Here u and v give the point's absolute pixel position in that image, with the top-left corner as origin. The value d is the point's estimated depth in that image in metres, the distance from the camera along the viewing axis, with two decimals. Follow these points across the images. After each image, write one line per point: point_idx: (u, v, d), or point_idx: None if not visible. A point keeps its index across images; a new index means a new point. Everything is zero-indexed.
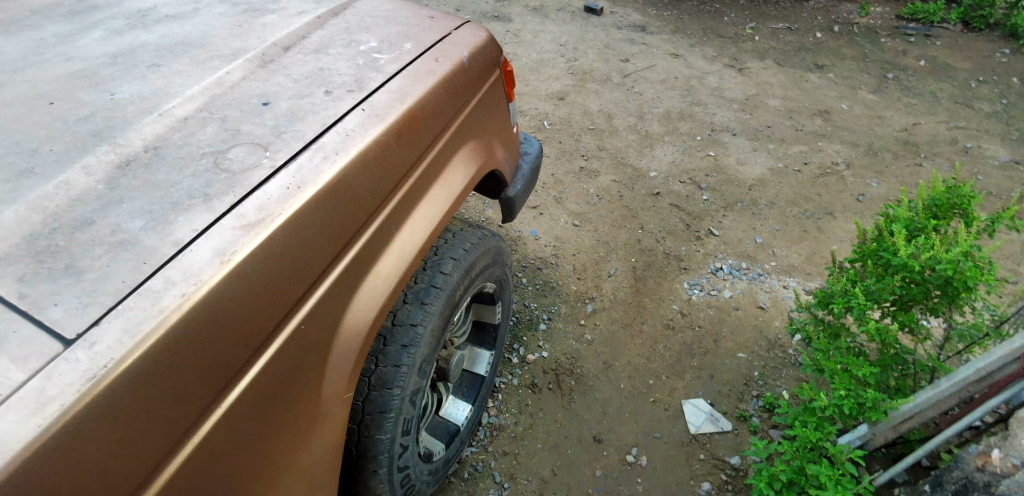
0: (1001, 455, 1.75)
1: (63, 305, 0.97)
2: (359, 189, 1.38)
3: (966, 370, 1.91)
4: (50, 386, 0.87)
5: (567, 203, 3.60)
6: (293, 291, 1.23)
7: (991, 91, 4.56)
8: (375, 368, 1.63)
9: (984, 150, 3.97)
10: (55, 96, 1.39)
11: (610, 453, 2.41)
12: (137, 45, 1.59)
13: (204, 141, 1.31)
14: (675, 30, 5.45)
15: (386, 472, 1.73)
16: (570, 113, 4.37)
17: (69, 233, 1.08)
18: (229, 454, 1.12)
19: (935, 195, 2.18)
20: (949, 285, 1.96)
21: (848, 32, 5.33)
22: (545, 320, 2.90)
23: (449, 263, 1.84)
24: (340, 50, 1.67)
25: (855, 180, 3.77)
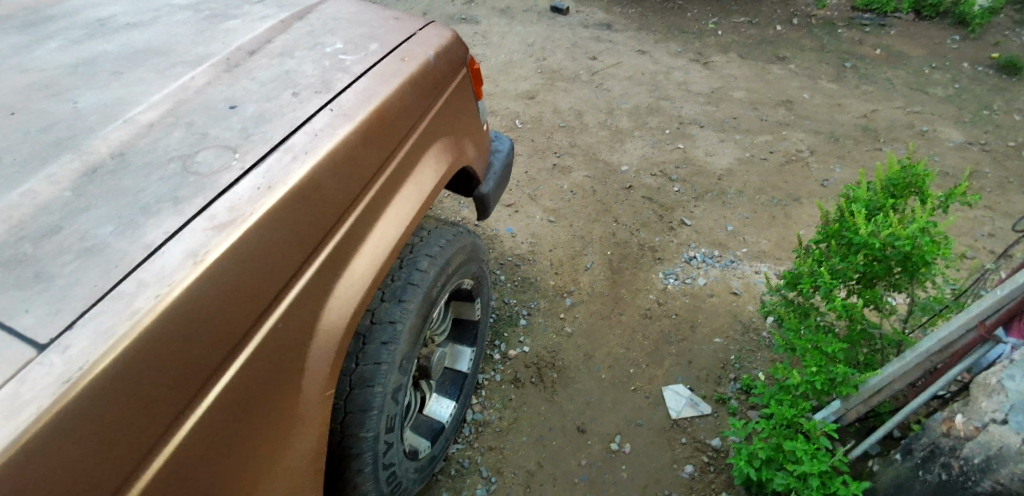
0: (964, 419, 1.78)
1: (35, 312, 0.97)
2: (329, 188, 1.40)
3: (928, 341, 1.98)
4: (23, 391, 0.88)
5: (541, 200, 3.64)
6: (268, 289, 1.23)
7: (944, 76, 4.72)
8: (356, 367, 1.65)
9: (939, 133, 4.11)
10: (15, 107, 1.38)
11: (594, 442, 2.45)
12: (98, 54, 1.58)
13: (171, 146, 1.31)
14: (640, 27, 5.54)
15: (372, 469, 1.74)
16: (541, 111, 4.42)
17: (37, 241, 1.08)
18: (214, 454, 1.12)
19: (892, 175, 2.25)
20: (909, 261, 2.03)
21: (806, 24, 5.48)
22: (525, 315, 2.93)
23: (424, 260, 1.85)
24: (305, 53, 1.68)
25: (819, 166, 3.88)
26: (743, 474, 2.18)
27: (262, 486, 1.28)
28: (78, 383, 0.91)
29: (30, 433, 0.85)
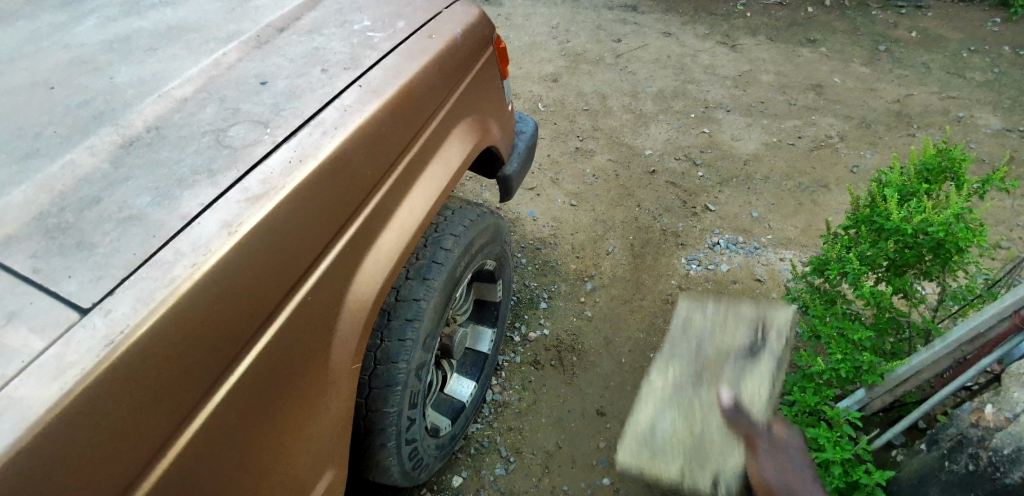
0: (994, 409, 1.77)
1: (78, 278, 1.00)
2: (358, 163, 1.41)
3: (958, 330, 1.94)
4: (69, 352, 0.91)
5: (563, 184, 3.62)
6: (297, 264, 1.25)
7: (983, 60, 4.57)
8: (380, 343, 1.67)
9: (976, 119, 3.99)
10: (54, 82, 1.41)
11: (613, 425, 2.46)
12: (132, 32, 1.60)
13: (204, 121, 1.33)
14: (666, 9, 5.44)
15: (394, 444, 1.77)
16: (564, 94, 4.38)
17: (78, 211, 1.11)
18: (239, 430, 1.14)
19: (927, 160, 2.19)
20: (942, 247, 1.99)
21: (840, 5, 5.32)
22: (545, 298, 2.93)
23: (449, 239, 1.86)
24: (334, 30, 1.67)
25: (849, 152, 3.80)
26: None
27: (279, 470, 1.28)
28: (109, 356, 0.92)
29: (70, 399, 0.87)
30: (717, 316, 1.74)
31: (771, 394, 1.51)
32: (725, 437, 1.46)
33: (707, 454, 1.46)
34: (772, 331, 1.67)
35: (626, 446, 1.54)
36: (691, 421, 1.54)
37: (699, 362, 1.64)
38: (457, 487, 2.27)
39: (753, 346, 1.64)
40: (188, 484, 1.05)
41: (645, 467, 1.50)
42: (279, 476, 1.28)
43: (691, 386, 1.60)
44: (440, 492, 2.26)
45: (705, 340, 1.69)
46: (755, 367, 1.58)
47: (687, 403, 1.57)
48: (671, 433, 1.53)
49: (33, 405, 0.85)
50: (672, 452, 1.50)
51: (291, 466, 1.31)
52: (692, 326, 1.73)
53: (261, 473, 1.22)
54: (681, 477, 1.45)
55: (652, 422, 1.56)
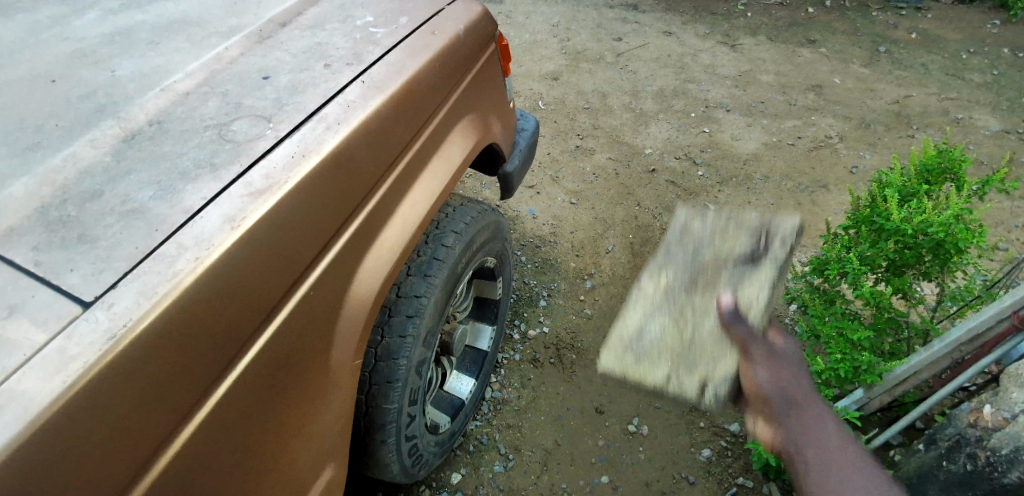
0: (993, 410, 1.76)
1: (80, 271, 1.00)
2: (361, 159, 1.40)
3: (957, 331, 1.94)
4: (71, 346, 0.90)
5: (563, 182, 3.62)
6: (299, 260, 1.25)
7: (982, 62, 4.57)
8: (381, 339, 1.67)
9: (975, 120, 4.00)
10: (55, 75, 1.40)
11: (612, 423, 2.46)
12: (133, 25, 1.59)
13: (207, 115, 1.32)
14: (667, 8, 5.44)
15: (394, 441, 1.77)
16: (565, 93, 4.38)
17: (80, 204, 1.10)
18: (240, 426, 1.14)
19: (927, 160, 2.19)
20: (941, 248, 1.99)
21: (840, 6, 5.32)
22: (545, 296, 2.93)
23: (450, 236, 1.86)
24: (337, 26, 1.67)
25: (848, 152, 3.80)
26: (762, 459, 2.16)
27: (278, 469, 1.27)
28: (111, 350, 0.92)
29: (72, 393, 0.87)
30: (716, 223, 2.04)
31: (767, 301, 1.73)
32: (717, 336, 1.73)
33: (697, 358, 1.76)
34: (771, 237, 1.92)
35: (611, 345, 1.92)
36: (680, 326, 1.86)
37: (698, 267, 1.94)
38: (456, 484, 2.27)
39: (751, 251, 1.90)
40: (187, 482, 1.04)
41: (626, 370, 1.87)
42: (278, 475, 1.27)
43: (682, 288, 1.92)
44: (439, 489, 2.26)
45: (703, 245, 1.99)
46: (754, 274, 1.82)
47: (680, 308, 1.89)
48: (657, 337, 1.88)
49: (35, 398, 0.84)
50: (660, 354, 1.85)
51: (292, 463, 1.31)
52: (695, 232, 2.06)
53: (261, 471, 1.22)
54: (669, 378, 1.79)
55: (642, 324, 1.92)
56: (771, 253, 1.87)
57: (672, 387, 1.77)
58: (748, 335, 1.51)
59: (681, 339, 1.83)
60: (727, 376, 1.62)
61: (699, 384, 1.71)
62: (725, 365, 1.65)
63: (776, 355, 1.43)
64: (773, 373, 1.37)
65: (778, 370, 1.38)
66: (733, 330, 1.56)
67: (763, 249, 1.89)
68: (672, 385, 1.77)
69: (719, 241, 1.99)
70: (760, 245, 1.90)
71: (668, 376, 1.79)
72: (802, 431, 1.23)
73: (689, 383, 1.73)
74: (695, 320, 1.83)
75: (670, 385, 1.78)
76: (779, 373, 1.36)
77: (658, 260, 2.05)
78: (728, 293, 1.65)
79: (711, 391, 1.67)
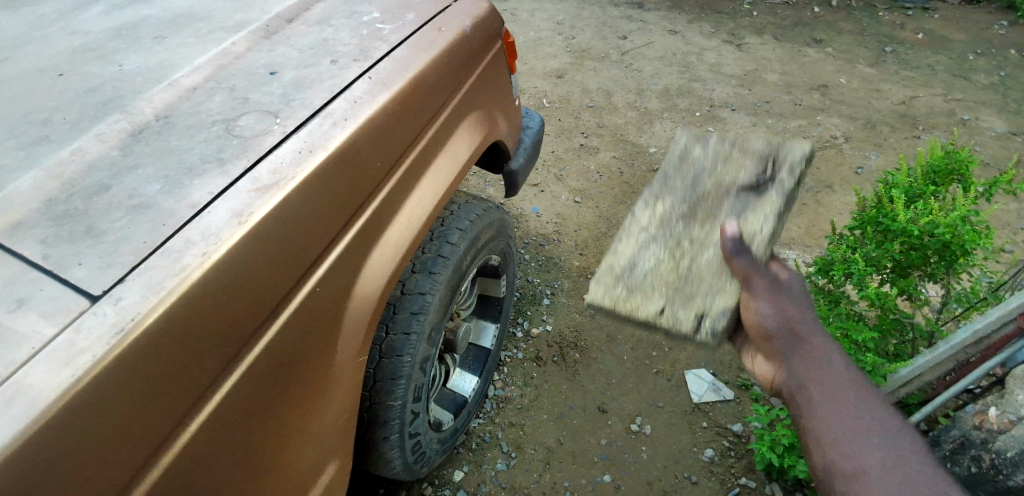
0: (997, 412, 1.78)
1: (87, 265, 1.00)
2: (367, 155, 1.40)
3: (963, 332, 1.88)
4: (79, 340, 0.90)
5: (567, 180, 3.61)
6: (305, 257, 1.24)
7: (989, 63, 4.55)
8: (385, 336, 1.67)
9: (981, 121, 3.98)
10: (62, 68, 1.40)
11: (615, 422, 2.45)
12: (140, 20, 1.59)
13: (214, 110, 1.32)
14: (672, 7, 5.42)
15: (397, 438, 1.76)
16: (569, 91, 4.37)
17: (87, 198, 1.10)
18: (243, 424, 1.14)
19: (934, 161, 2.17)
20: (947, 249, 1.97)
21: (846, 6, 5.30)
22: (548, 295, 2.93)
23: (455, 233, 1.86)
24: (343, 21, 1.66)
25: (853, 153, 3.79)
26: (765, 459, 2.16)
27: (279, 469, 1.26)
28: (118, 345, 0.92)
29: (78, 388, 0.87)
30: (719, 147, 1.79)
31: (773, 232, 1.54)
32: (717, 267, 1.56)
33: (696, 290, 1.55)
34: (782, 162, 1.68)
35: (600, 277, 1.65)
36: (677, 256, 1.62)
37: (698, 194, 1.71)
38: (458, 482, 2.27)
39: (758, 177, 1.66)
40: (188, 482, 1.04)
41: (615, 303, 1.59)
42: (279, 475, 1.27)
43: (678, 214, 1.69)
44: (441, 486, 2.25)
45: (704, 172, 1.75)
46: (759, 204, 1.61)
47: (676, 238, 1.65)
48: (650, 266, 1.63)
49: (41, 393, 0.84)
50: (654, 287, 1.59)
51: (293, 462, 1.30)
52: (695, 155, 1.80)
53: (261, 471, 1.21)
54: (663, 311, 1.54)
55: (634, 255, 1.65)
56: (779, 181, 1.64)
57: (666, 322, 1.52)
58: (751, 269, 1.46)
59: (678, 270, 1.59)
60: (728, 309, 1.48)
61: (695, 319, 1.51)
62: (727, 296, 1.50)
63: (781, 287, 1.42)
64: (774, 306, 1.37)
65: (781, 301, 1.38)
66: (733, 261, 1.49)
67: (772, 174, 1.65)
68: (666, 319, 1.53)
69: (722, 167, 1.74)
70: (769, 170, 1.67)
71: (662, 309, 1.54)
72: (805, 367, 1.27)
73: (684, 319, 1.51)
74: (693, 250, 1.61)
75: (663, 319, 1.53)
76: (781, 306, 1.37)
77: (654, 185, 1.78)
78: (732, 223, 1.53)
79: (707, 325, 1.48)
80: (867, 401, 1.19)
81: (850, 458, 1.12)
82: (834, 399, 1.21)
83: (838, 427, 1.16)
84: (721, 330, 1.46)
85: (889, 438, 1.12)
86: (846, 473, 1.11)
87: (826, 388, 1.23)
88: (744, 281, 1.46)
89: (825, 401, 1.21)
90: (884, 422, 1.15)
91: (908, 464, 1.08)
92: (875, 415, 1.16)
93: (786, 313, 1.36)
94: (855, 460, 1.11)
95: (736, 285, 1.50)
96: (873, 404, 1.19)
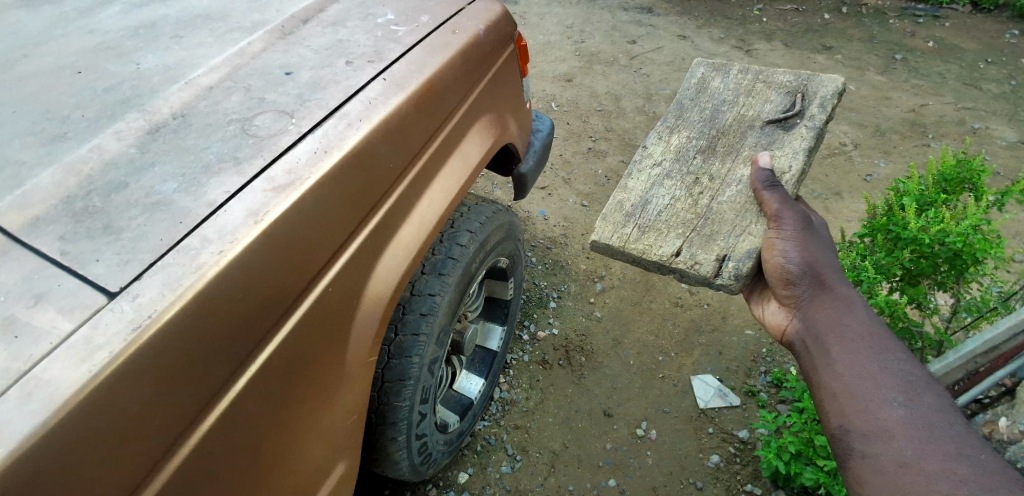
0: (1008, 423, 1.74)
1: (105, 262, 1.01)
2: (381, 156, 1.41)
3: (973, 342, 1.81)
4: (96, 336, 0.91)
5: (575, 184, 3.61)
6: (318, 257, 1.25)
7: (999, 72, 4.53)
8: (395, 337, 1.68)
9: (992, 130, 3.97)
10: (81, 66, 1.41)
11: (620, 426, 2.45)
12: (158, 19, 1.60)
13: (230, 109, 1.33)
14: (682, 12, 5.41)
15: (405, 439, 1.77)
16: (577, 95, 4.37)
17: (105, 195, 1.12)
18: (253, 423, 1.14)
19: (945, 169, 2.13)
20: (959, 259, 1.94)
21: (856, 13, 5.28)
22: (555, 298, 2.92)
23: (465, 235, 1.86)
24: (358, 23, 1.67)
25: (863, 160, 3.78)
26: (771, 466, 2.14)
27: (287, 470, 1.26)
28: (136, 341, 0.93)
29: (94, 385, 0.87)
30: (739, 82, 2.02)
31: (802, 162, 1.73)
32: (738, 208, 1.65)
33: (716, 232, 1.62)
34: (810, 100, 1.91)
35: (608, 215, 1.71)
36: (693, 195, 1.72)
37: (723, 127, 1.90)
38: (463, 483, 2.27)
39: (785, 112, 1.88)
40: (196, 482, 1.03)
41: (627, 242, 1.64)
42: (286, 476, 1.26)
43: (703, 144, 1.86)
44: (445, 487, 2.26)
45: (729, 109, 1.95)
46: (788, 136, 1.81)
47: (693, 175, 1.77)
48: (665, 206, 1.71)
49: (59, 388, 0.85)
50: (667, 229, 1.65)
51: (300, 463, 1.30)
52: (715, 93, 2.02)
53: (268, 471, 1.21)
54: (680, 251, 1.60)
55: (647, 193, 1.74)
56: (806, 115, 1.86)
57: (684, 263, 1.57)
58: (781, 207, 1.57)
59: (693, 211, 1.68)
60: (752, 251, 1.55)
61: (716, 262, 1.56)
62: (751, 239, 1.58)
63: (809, 231, 1.53)
64: (799, 251, 1.50)
65: (808, 249, 1.51)
66: (764, 200, 1.60)
67: (799, 110, 1.87)
68: (683, 259, 1.58)
69: (744, 104, 1.95)
70: (798, 106, 1.88)
71: (678, 249, 1.60)
72: (822, 323, 1.43)
73: (704, 261, 1.56)
74: (712, 188, 1.73)
75: (680, 259, 1.58)
76: (805, 251, 1.50)
77: (672, 118, 1.96)
78: (765, 154, 1.70)
79: (731, 267, 1.54)
80: (883, 362, 1.31)
81: (866, 418, 1.25)
82: (850, 357, 1.35)
83: (855, 384, 1.30)
84: (745, 273, 1.52)
85: (908, 399, 1.24)
86: (866, 433, 1.23)
87: (842, 346, 1.38)
88: (772, 219, 1.56)
89: (842, 359, 1.35)
90: (900, 382, 1.27)
91: (927, 424, 1.19)
92: (891, 375, 1.29)
93: (811, 261, 1.50)
94: (872, 420, 1.24)
95: (760, 227, 1.59)
96: (890, 365, 1.31)
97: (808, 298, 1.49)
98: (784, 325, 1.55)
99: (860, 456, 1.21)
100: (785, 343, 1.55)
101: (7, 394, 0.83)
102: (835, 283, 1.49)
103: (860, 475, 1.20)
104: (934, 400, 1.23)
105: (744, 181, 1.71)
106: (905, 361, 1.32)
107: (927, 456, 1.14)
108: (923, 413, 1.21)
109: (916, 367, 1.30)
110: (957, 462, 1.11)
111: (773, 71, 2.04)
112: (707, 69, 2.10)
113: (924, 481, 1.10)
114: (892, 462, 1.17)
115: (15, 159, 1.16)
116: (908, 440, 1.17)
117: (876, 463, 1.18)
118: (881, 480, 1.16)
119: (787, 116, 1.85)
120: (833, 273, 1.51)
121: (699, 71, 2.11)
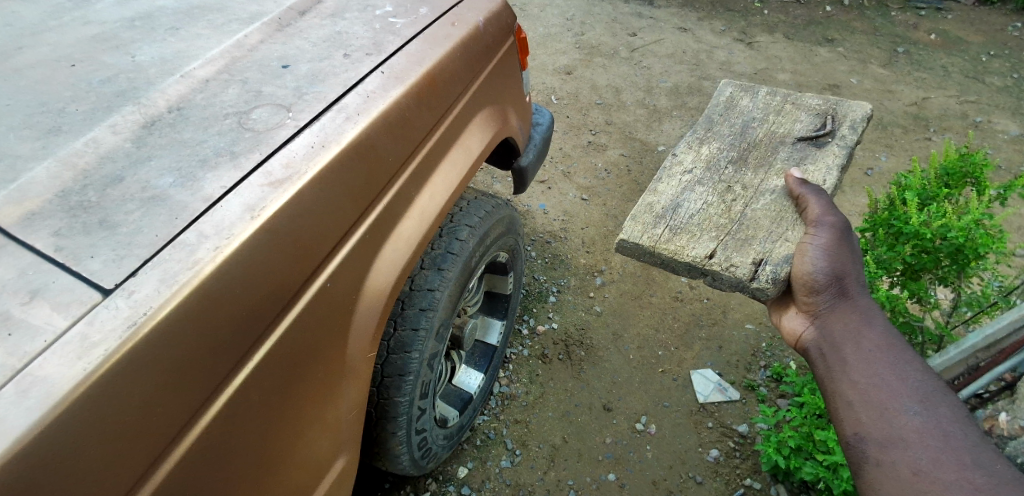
0: (1008, 418, 1.72)
1: (101, 257, 1.00)
2: (381, 148, 1.40)
3: (974, 337, 1.78)
4: (93, 332, 0.91)
5: (575, 178, 3.59)
6: (318, 251, 1.24)
7: (1003, 65, 4.50)
8: (394, 331, 1.67)
9: (995, 124, 3.95)
10: (76, 58, 1.40)
11: (620, 420, 2.45)
12: (155, 10, 1.58)
13: (227, 103, 1.32)
14: (684, 3, 5.36)
15: (405, 433, 1.76)
16: (578, 88, 4.34)
17: (102, 189, 1.10)
18: (253, 418, 1.13)
19: (948, 164, 2.10)
20: (960, 253, 1.91)
21: (859, 5, 5.24)
22: (554, 292, 2.91)
23: (465, 230, 1.85)
24: (357, 15, 1.65)
25: (865, 154, 3.76)
26: (771, 461, 2.15)
27: (287, 467, 1.26)
28: (133, 337, 0.92)
29: (92, 380, 0.87)
30: (767, 102, 2.08)
31: (836, 177, 1.78)
32: (773, 216, 1.65)
33: (751, 237, 1.61)
34: (839, 122, 1.98)
35: (636, 216, 1.71)
36: (726, 202, 1.73)
37: (750, 141, 1.94)
38: (463, 477, 2.27)
39: (816, 131, 1.94)
40: (194, 480, 1.03)
41: (657, 242, 1.63)
42: (286, 475, 1.26)
43: (730, 158, 1.88)
44: (445, 482, 2.26)
45: (757, 126, 1.99)
46: (821, 153, 1.86)
47: (724, 184, 1.79)
48: (697, 210, 1.71)
49: (56, 384, 0.85)
50: (700, 231, 1.65)
51: (299, 461, 1.29)
52: (744, 111, 2.06)
53: (268, 467, 1.20)
54: (714, 253, 1.58)
55: (678, 198, 1.75)
56: (838, 135, 1.93)
57: (718, 265, 1.54)
58: (821, 214, 1.55)
59: (726, 216, 1.68)
60: (789, 257, 1.53)
61: (752, 266, 1.54)
62: (787, 245, 1.57)
63: (841, 240, 1.51)
64: (828, 259, 1.47)
65: (835, 255, 1.48)
66: (807, 207, 1.60)
67: (829, 130, 1.93)
68: (717, 261, 1.56)
69: (774, 121, 2.00)
70: (829, 126, 1.95)
71: (712, 252, 1.58)
72: (837, 330, 1.42)
73: (740, 264, 1.54)
74: (744, 196, 1.74)
75: (714, 261, 1.56)
76: (834, 259, 1.47)
77: (701, 130, 2.00)
78: (797, 169, 1.72)
79: (768, 272, 1.51)
80: (901, 372, 1.30)
81: (882, 425, 1.24)
82: (864, 365, 1.35)
83: (869, 391, 1.30)
84: (782, 278, 1.50)
85: (924, 407, 1.23)
86: (880, 441, 1.22)
87: (857, 354, 1.37)
88: (810, 223, 1.55)
89: (855, 366, 1.35)
90: (914, 390, 1.27)
91: (942, 431, 1.19)
92: (910, 385, 1.28)
93: (838, 270, 1.46)
94: (888, 427, 1.23)
95: (796, 234, 1.58)
96: (907, 373, 1.30)
97: (828, 306, 1.46)
98: (798, 331, 1.52)
99: (875, 464, 1.21)
100: (796, 350, 1.53)
101: (3, 390, 0.82)
102: (858, 293, 1.47)
103: (875, 480, 1.20)
104: (949, 410, 1.22)
105: (778, 191, 1.73)
106: (924, 371, 1.31)
107: (943, 465, 1.13)
108: (940, 421, 1.20)
109: (931, 377, 1.29)
110: (972, 469, 1.11)
111: (800, 95, 2.11)
112: (735, 89, 2.16)
113: (939, 488, 1.11)
114: (908, 470, 1.16)
115: (10, 152, 1.15)
116: (924, 448, 1.17)
117: (892, 470, 1.18)
118: (895, 487, 1.16)
119: (818, 134, 1.91)
120: (857, 281, 1.48)
121: (727, 90, 2.17)
